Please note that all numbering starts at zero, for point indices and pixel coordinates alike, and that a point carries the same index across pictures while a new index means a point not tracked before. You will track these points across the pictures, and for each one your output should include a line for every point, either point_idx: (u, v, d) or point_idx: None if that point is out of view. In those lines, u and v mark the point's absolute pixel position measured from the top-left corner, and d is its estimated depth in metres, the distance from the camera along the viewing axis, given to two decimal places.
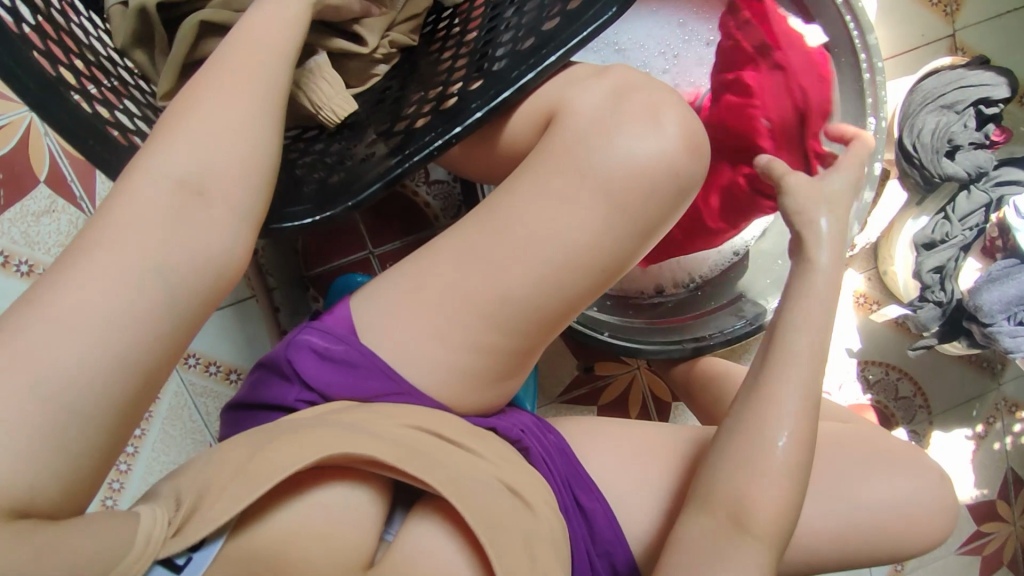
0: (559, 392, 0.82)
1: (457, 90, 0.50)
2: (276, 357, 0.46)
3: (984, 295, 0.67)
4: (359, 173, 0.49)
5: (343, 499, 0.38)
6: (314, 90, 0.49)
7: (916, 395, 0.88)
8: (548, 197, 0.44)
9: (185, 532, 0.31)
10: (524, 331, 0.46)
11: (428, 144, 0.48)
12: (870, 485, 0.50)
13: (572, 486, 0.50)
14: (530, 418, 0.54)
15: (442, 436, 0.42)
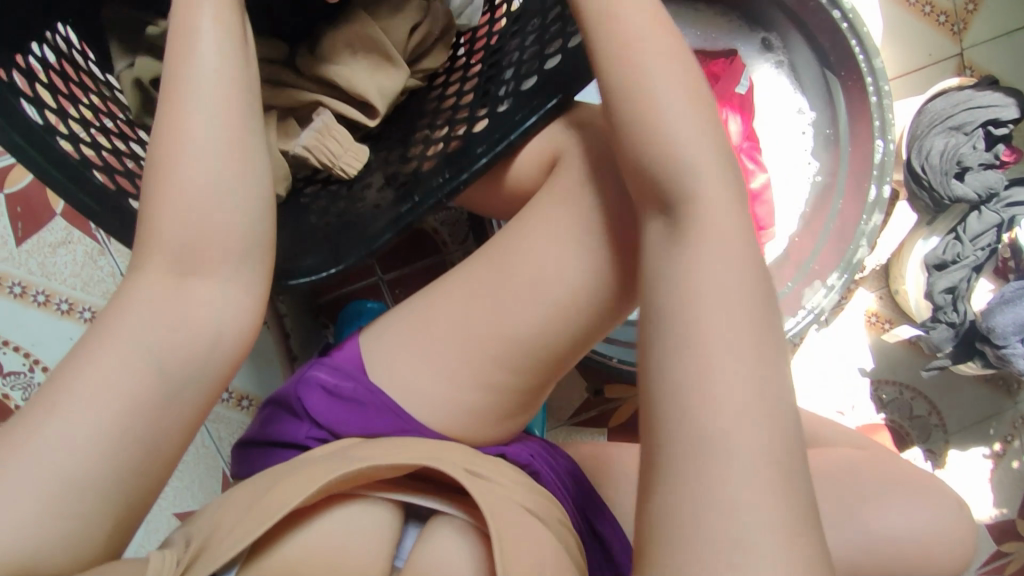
0: (569, 414, 0.82)
1: (463, 131, 0.51)
2: (287, 396, 0.49)
3: (997, 317, 0.66)
4: (370, 220, 0.50)
5: (349, 526, 0.40)
6: (326, 151, 0.51)
7: (931, 413, 0.87)
8: (554, 234, 0.44)
9: (193, 572, 0.34)
10: (533, 371, 0.46)
11: (438, 189, 0.48)
12: (879, 518, 0.49)
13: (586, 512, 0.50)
14: (541, 444, 0.54)
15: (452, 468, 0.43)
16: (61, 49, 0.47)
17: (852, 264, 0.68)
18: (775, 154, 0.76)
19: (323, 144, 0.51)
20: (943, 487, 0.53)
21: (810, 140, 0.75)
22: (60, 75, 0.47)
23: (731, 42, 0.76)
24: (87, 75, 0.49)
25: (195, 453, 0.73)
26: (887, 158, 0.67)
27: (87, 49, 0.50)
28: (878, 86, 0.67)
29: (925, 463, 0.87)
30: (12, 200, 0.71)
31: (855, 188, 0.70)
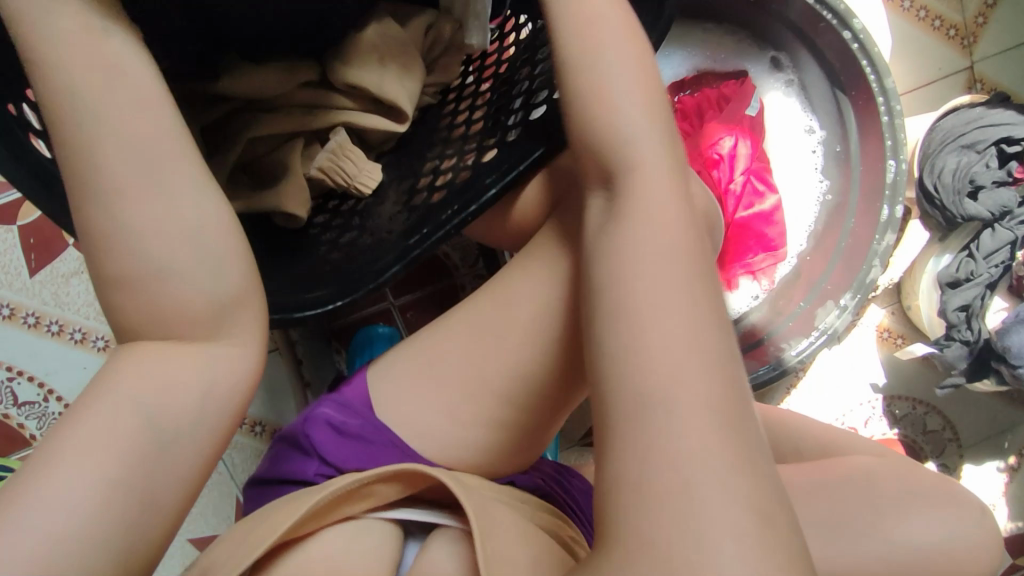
0: (581, 434, 0.81)
1: (471, 162, 0.51)
2: (294, 432, 0.49)
3: (1013, 337, 0.66)
4: (378, 253, 0.49)
5: (344, 546, 0.42)
6: (341, 170, 0.51)
7: (945, 428, 0.87)
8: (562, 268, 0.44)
9: None
10: (547, 404, 0.46)
11: (445, 222, 0.48)
12: (899, 542, 0.49)
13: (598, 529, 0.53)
14: (553, 467, 0.56)
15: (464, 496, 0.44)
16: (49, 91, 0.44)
17: (864, 284, 0.68)
18: (785, 174, 0.76)
19: (338, 163, 0.51)
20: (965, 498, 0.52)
21: (820, 159, 0.75)
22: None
23: (741, 63, 0.76)
24: None
25: (210, 480, 0.74)
26: (899, 178, 0.67)
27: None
28: (890, 105, 0.66)
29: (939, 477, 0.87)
30: (25, 231, 0.71)
31: (866, 210, 0.70)
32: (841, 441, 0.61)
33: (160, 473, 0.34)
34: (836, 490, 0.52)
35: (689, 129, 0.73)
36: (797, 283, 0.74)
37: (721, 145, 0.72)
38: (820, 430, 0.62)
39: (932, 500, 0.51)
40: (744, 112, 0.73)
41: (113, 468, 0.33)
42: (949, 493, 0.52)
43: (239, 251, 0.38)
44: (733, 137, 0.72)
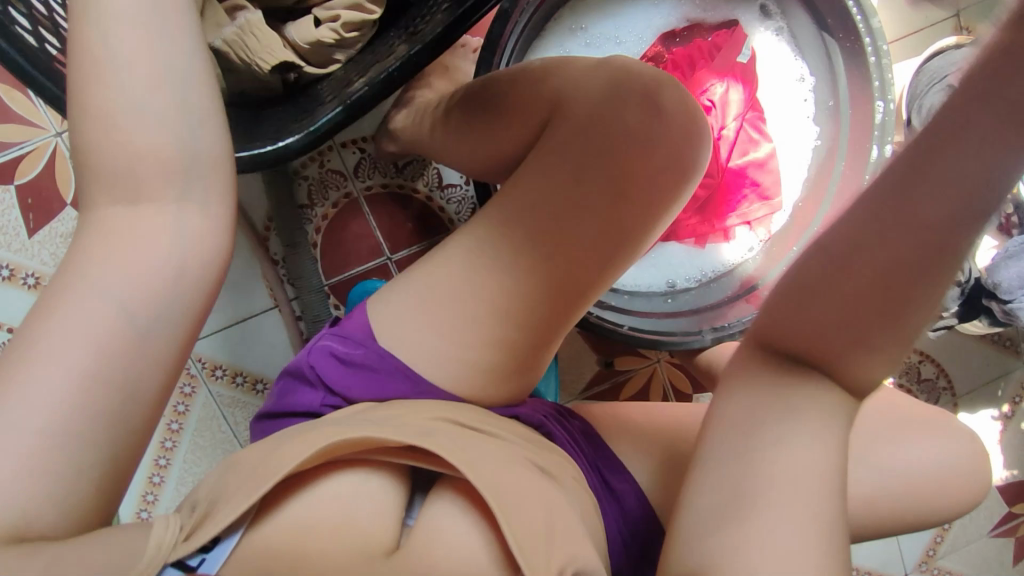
0: (582, 387, 0.82)
1: (427, 22, 0.48)
2: (298, 365, 0.50)
3: (1002, 273, 0.67)
4: (326, 107, 0.48)
5: (354, 486, 0.42)
6: (242, 46, 0.51)
7: (940, 376, 0.88)
8: (551, 187, 0.47)
9: (194, 539, 0.36)
10: (540, 323, 0.49)
11: (387, 67, 0.46)
12: (895, 463, 0.49)
13: (601, 469, 0.52)
14: (551, 407, 0.56)
15: (466, 424, 0.45)
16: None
17: None
18: (777, 122, 0.76)
19: (241, 40, 0.51)
20: (960, 429, 0.53)
21: (812, 107, 0.76)
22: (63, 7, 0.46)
23: (731, 12, 0.76)
24: None
25: (215, 440, 0.76)
26: (888, 118, 0.68)
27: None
28: (877, 46, 0.68)
29: None
30: (22, 191, 0.71)
31: (856, 151, 0.71)
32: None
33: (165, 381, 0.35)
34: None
35: (680, 78, 0.73)
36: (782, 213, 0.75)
37: (712, 91, 0.72)
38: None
39: (925, 425, 0.52)
40: (735, 59, 0.73)
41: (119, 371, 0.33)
42: (940, 420, 0.53)
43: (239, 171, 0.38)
44: (724, 83, 0.72)
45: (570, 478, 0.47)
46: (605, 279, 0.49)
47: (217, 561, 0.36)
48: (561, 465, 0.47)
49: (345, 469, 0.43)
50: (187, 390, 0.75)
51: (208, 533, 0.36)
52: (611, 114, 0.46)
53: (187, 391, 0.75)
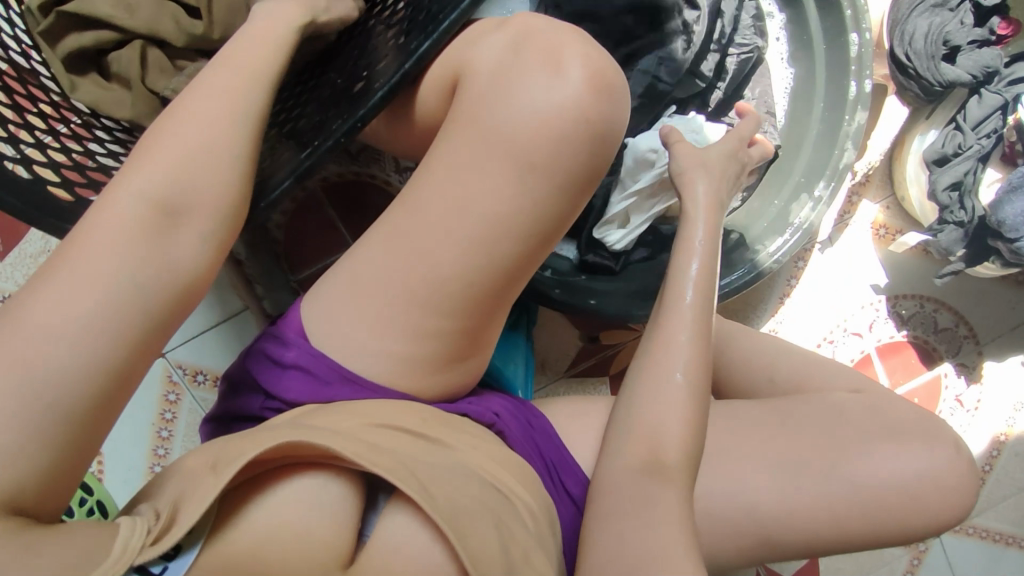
0: (567, 366, 0.79)
1: (369, 72, 0.48)
2: (240, 370, 0.49)
3: (1007, 208, 0.61)
4: (272, 171, 0.47)
5: (315, 492, 0.40)
6: (156, 70, 0.51)
7: (959, 324, 0.84)
8: (459, 167, 0.42)
9: (165, 541, 0.33)
10: (467, 312, 0.45)
11: (336, 132, 0.46)
12: (866, 475, 0.49)
13: (559, 472, 0.53)
14: (511, 402, 0.55)
15: (403, 427, 0.44)
16: (14, 47, 0.49)
17: (838, 170, 0.64)
18: (778, 65, 0.69)
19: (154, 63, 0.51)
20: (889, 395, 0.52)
21: (786, 46, 0.69)
22: (17, 81, 0.48)
23: None
24: (40, 88, 0.49)
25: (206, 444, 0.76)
26: (865, 49, 0.63)
27: (32, 50, 0.51)
28: None
29: (957, 379, 0.84)
30: None
31: (833, 91, 0.66)
32: (816, 357, 0.59)
33: (82, 419, 0.33)
34: (811, 424, 0.52)
35: None
36: (802, 163, 0.67)
37: None
38: (798, 347, 0.59)
39: (905, 434, 0.51)
40: None
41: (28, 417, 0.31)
42: (921, 426, 0.51)
43: (139, 191, 0.36)
44: None
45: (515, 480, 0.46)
46: (533, 263, 0.45)
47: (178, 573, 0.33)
48: (505, 464, 0.47)
49: (303, 474, 0.41)
50: (172, 397, 0.76)
51: (175, 539, 0.33)
52: (511, 77, 0.42)
53: (172, 398, 0.76)
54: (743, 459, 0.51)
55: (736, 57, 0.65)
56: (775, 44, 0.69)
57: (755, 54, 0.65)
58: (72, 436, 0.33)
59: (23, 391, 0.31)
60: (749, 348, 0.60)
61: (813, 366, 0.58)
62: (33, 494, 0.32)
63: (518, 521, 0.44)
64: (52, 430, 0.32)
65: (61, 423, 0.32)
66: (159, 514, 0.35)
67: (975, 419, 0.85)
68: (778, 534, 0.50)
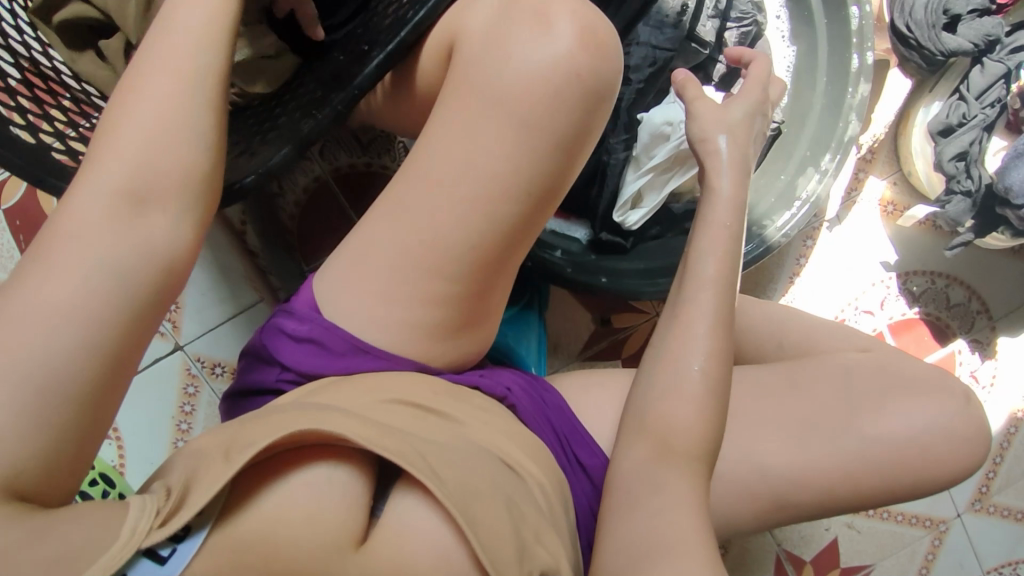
0: (579, 349, 0.80)
1: (369, 45, 0.49)
2: (255, 345, 0.49)
3: (1013, 175, 0.62)
4: (274, 143, 0.48)
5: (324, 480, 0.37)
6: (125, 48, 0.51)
7: (971, 300, 0.84)
8: (461, 133, 0.43)
9: (174, 522, 0.32)
10: (474, 277, 0.46)
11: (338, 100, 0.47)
12: (881, 439, 0.50)
13: (572, 445, 0.53)
14: (523, 377, 0.56)
15: (417, 402, 0.45)
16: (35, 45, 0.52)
17: (843, 141, 0.65)
18: (778, 43, 0.70)
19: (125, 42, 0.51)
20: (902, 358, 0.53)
21: (787, 24, 0.70)
22: (40, 79, 0.51)
23: None
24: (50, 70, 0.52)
25: None
26: (865, 22, 0.64)
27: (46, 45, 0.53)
28: None
29: (971, 355, 0.84)
30: (9, 214, 0.74)
31: (834, 65, 0.67)
32: (823, 323, 0.60)
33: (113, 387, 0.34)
34: (824, 390, 0.53)
35: None
36: (806, 138, 0.68)
37: None
38: (806, 315, 0.60)
39: (914, 389, 0.52)
40: None
41: (50, 385, 0.32)
42: (934, 390, 0.52)
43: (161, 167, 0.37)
44: None
45: (531, 456, 0.47)
46: (535, 226, 0.46)
47: (187, 555, 0.33)
48: (519, 437, 0.48)
49: (323, 459, 0.38)
50: (190, 389, 0.76)
51: (184, 521, 0.32)
52: (506, 39, 0.43)
53: (190, 390, 0.76)
54: (755, 424, 0.52)
55: (736, 31, 0.66)
56: (774, 22, 0.70)
57: (755, 30, 0.66)
58: (98, 403, 0.34)
59: (52, 358, 0.32)
60: (759, 321, 0.60)
61: (821, 332, 0.59)
62: (65, 458, 0.33)
63: (530, 498, 0.44)
64: (82, 394, 0.33)
65: (90, 387, 0.33)
66: (172, 488, 0.34)
67: (991, 395, 0.85)
68: (793, 498, 0.51)
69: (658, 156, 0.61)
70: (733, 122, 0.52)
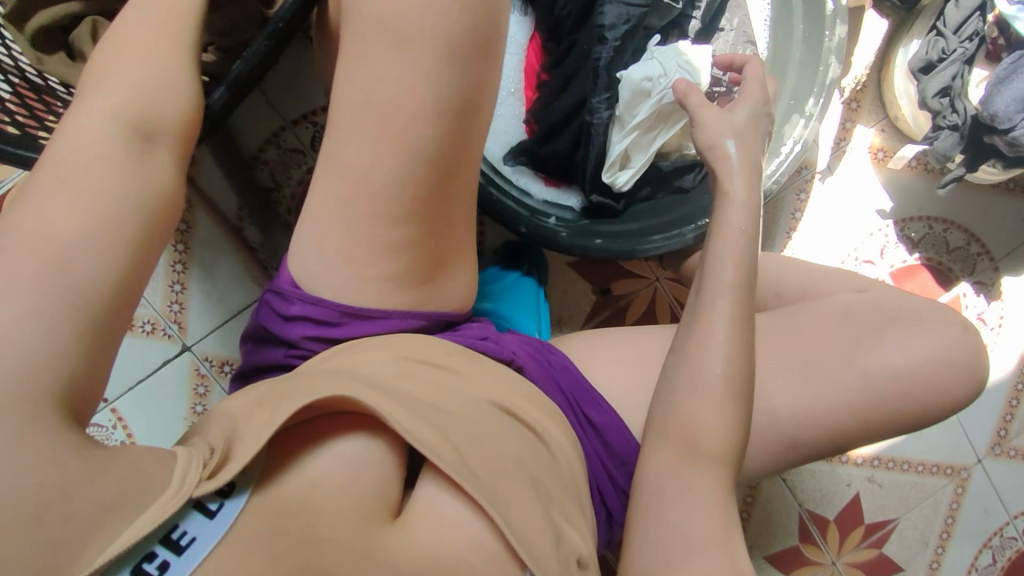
0: (583, 319, 0.80)
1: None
2: (256, 327, 0.49)
3: (997, 100, 0.62)
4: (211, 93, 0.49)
5: (350, 458, 0.37)
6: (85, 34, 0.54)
7: (971, 243, 0.84)
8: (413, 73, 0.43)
9: (223, 473, 0.32)
10: (443, 221, 0.46)
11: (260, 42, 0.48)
12: (891, 371, 0.50)
13: (582, 405, 0.52)
14: (527, 341, 0.54)
15: (427, 361, 0.45)
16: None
17: (826, 85, 0.65)
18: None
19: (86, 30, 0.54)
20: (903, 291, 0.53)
21: None
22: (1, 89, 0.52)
23: None
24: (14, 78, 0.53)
25: None
26: None
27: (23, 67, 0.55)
28: None
29: (977, 297, 0.84)
30: None
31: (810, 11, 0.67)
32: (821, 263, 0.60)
33: None
34: (829, 327, 0.52)
35: None
36: (791, 85, 0.68)
37: None
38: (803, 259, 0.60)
39: (913, 319, 0.52)
40: None
41: None
42: (939, 318, 0.52)
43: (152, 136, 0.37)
44: None
45: (539, 415, 0.46)
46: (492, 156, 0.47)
47: (235, 509, 0.33)
48: (528, 391, 0.48)
49: (352, 432, 0.38)
50: (201, 389, 0.76)
51: (230, 475, 0.32)
52: None
53: (201, 390, 0.76)
54: (763, 362, 0.51)
55: None
56: None
57: None
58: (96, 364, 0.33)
59: None
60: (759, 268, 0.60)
61: (820, 274, 0.59)
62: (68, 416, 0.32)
63: (555, 472, 0.43)
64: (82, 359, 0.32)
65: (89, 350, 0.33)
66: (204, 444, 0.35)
67: (1000, 336, 0.85)
68: (811, 434, 0.51)
69: (640, 113, 0.62)
70: (739, 126, 0.54)
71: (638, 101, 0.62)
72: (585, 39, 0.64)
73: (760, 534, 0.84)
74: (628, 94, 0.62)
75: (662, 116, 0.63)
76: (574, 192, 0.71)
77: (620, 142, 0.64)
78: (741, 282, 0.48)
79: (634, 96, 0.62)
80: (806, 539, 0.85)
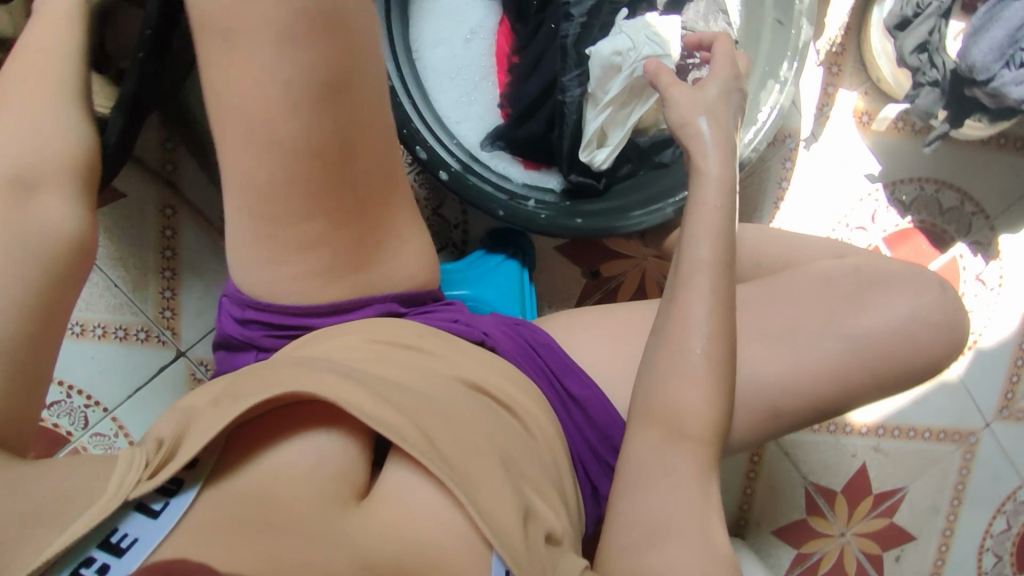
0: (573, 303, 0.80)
1: None
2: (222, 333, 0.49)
3: (974, 51, 0.60)
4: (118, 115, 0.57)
5: (313, 445, 0.37)
6: None
7: (964, 202, 0.82)
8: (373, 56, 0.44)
9: (164, 472, 0.32)
10: None
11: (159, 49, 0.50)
12: (872, 331, 0.49)
13: (561, 382, 0.52)
14: (502, 321, 0.54)
15: (398, 344, 0.45)
16: None
17: (799, 48, 0.65)
18: None
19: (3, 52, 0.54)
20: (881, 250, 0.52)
21: None
22: None
23: None
24: None
25: None
26: None
27: None
28: None
29: (974, 258, 0.83)
30: None
31: None
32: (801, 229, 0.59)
33: None
34: (808, 290, 0.52)
35: None
36: (765, 52, 0.68)
37: None
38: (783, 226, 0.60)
39: (893, 277, 0.51)
40: None
41: None
42: (920, 276, 0.51)
43: None
44: None
45: (516, 392, 0.46)
46: None
47: (179, 509, 0.33)
48: (504, 370, 0.47)
49: (319, 422, 0.38)
50: None
51: (170, 473, 0.32)
52: None
53: None
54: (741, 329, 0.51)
55: None
56: None
57: None
58: None
59: None
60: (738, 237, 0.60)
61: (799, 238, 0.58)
62: None
63: (531, 451, 0.43)
64: None
65: None
66: (156, 441, 0.35)
67: (999, 296, 0.83)
68: (795, 399, 0.50)
69: (613, 88, 0.62)
70: (711, 102, 0.53)
71: (610, 76, 0.62)
72: (552, 18, 0.65)
73: (766, 509, 0.83)
74: (599, 70, 0.62)
75: (633, 91, 0.63)
76: (553, 172, 0.70)
77: (594, 118, 0.64)
78: (711, 248, 0.48)
79: (605, 71, 0.62)
80: (814, 512, 0.84)
